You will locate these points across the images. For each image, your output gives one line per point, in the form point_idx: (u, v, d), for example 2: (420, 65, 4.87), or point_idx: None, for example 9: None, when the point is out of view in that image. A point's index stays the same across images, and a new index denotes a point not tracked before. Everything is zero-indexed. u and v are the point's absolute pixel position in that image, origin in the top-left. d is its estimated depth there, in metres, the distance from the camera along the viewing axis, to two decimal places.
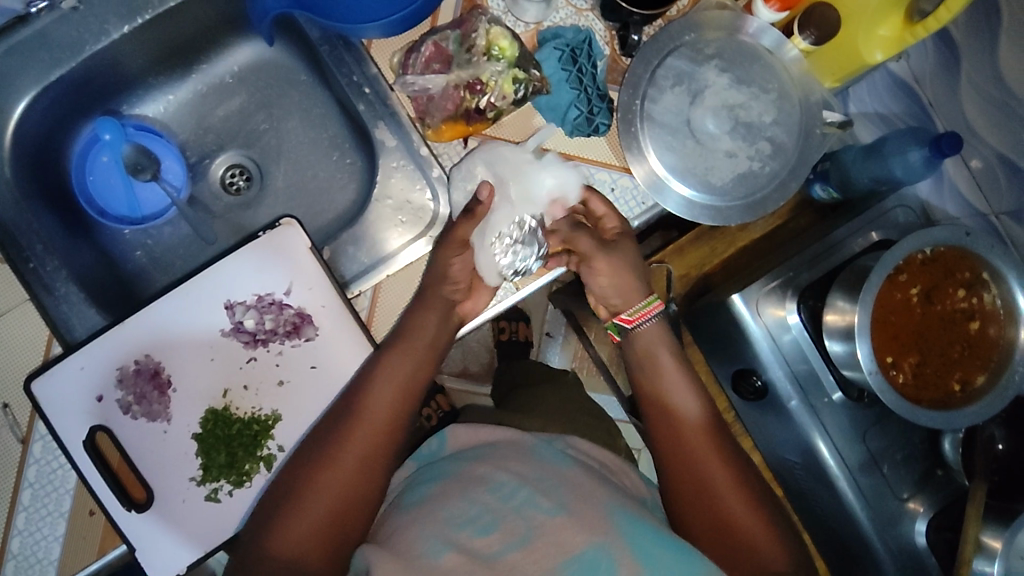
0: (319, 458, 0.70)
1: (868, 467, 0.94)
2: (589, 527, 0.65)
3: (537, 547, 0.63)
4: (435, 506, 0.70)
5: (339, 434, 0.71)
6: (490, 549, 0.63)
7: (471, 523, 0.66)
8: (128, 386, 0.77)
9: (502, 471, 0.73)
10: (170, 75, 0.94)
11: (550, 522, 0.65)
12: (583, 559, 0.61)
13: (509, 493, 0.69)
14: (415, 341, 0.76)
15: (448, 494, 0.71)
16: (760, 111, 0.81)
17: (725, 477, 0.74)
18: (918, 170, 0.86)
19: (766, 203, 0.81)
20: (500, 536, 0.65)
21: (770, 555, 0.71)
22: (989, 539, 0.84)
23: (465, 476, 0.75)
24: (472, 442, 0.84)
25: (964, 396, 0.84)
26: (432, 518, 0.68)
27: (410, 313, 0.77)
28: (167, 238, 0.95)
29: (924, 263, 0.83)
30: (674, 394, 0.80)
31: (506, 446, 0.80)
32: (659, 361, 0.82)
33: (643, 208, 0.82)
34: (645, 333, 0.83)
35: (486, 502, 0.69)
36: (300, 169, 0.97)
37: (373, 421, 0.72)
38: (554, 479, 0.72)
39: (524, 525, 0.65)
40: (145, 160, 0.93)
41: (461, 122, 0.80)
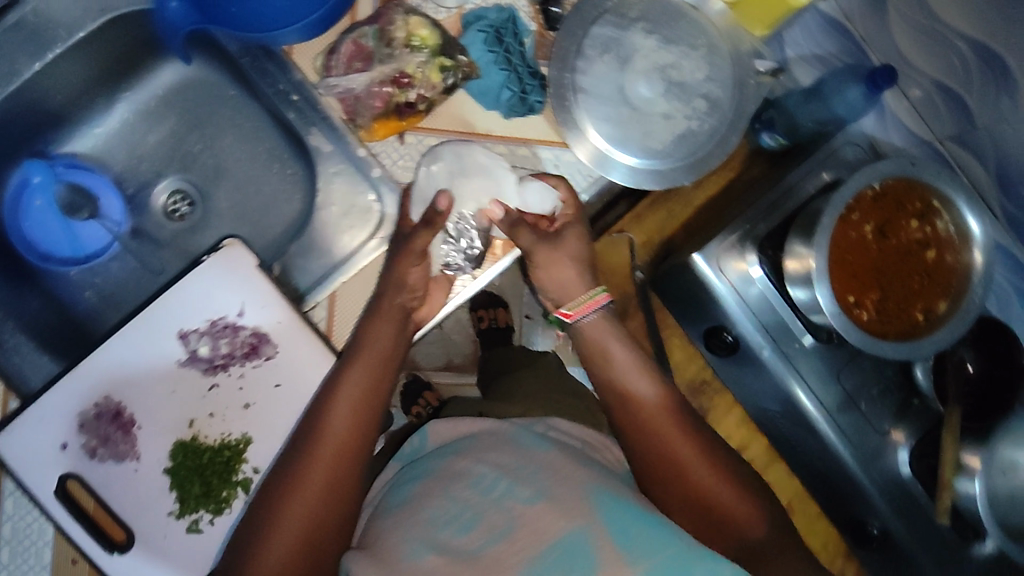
0: (291, 481, 0.69)
1: (846, 407, 0.95)
2: (566, 512, 0.63)
3: (518, 537, 0.62)
4: (417, 511, 0.70)
5: (308, 454, 0.70)
6: (472, 547, 0.63)
7: (452, 522, 0.67)
8: (90, 430, 0.75)
9: (483, 463, 0.73)
10: (94, 108, 0.91)
11: (530, 511, 0.64)
12: (564, 544, 0.60)
13: (490, 485, 0.69)
14: (373, 348, 0.74)
15: (429, 494, 0.72)
16: (691, 69, 0.80)
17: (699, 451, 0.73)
18: (859, 106, 0.88)
19: (708, 159, 0.80)
20: (482, 531, 0.65)
21: (750, 521, 0.70)
22: (968, 458, 0.90)
23: (445, 473, 0.75)
24: (454, 436, 0.85)
25: (929, 325, 0.84)
26: (416, 522, 0.68)
27: (364, 322, 0.76)
28: (116, 275, 0.93)
29: (874, 198, 0.83)
30: (631, 381, 0.77)
31: (486, 438, 0.80)
32: (611, 354, 0.78)
33: (590, 180, 0.81)
34: (593, 325, 0.80)
35: (468, 498, 0.69)
36: (242, 187, 0.95)
37: (343, 435, 0.71)
38: (533, 464, 0.72)
39: (505, 517, 0.65)
40: (81, 199, 0.90)
41: (393, 118, 0.79)
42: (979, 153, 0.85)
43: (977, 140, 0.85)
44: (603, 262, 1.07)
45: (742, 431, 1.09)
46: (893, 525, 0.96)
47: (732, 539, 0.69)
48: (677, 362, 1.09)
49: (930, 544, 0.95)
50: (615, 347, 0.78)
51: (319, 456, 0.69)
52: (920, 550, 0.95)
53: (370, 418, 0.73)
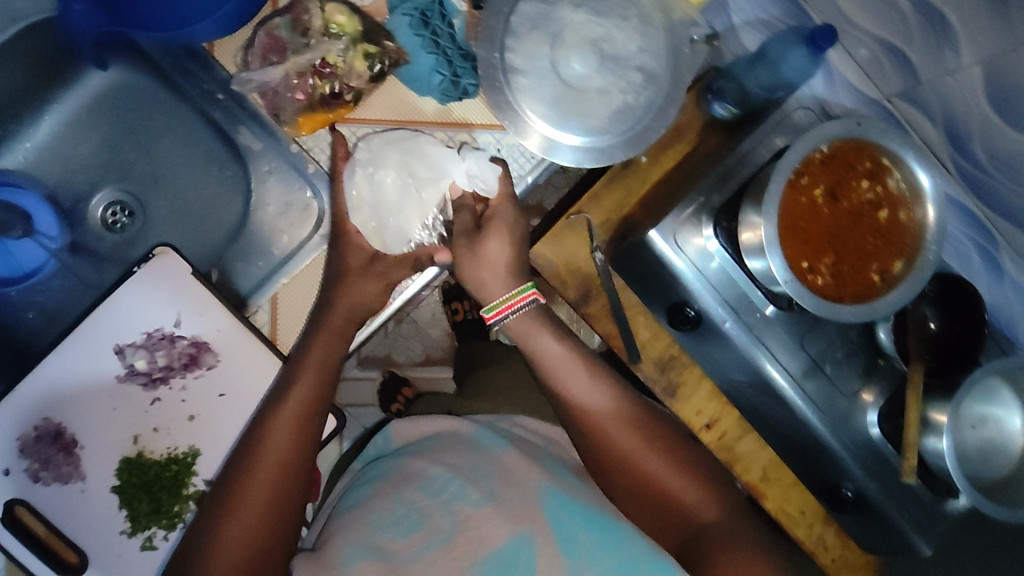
0: (234, 490, 0.65)
1: (812, 373, 0.94)
2: (514, 518, 0.69)
3: (459, 542, 0.68)
4: (365, 513, 0.75)
5: (240, 466, 0.66)
6: (408, 550, 0.68)
7: (396, 524, 0.72)
8: (31, 454, 0.72)
9: (436, 464, 0.78)
10: (19, 121, 0.88)
11: (476, 514, 0.70)
12: (504, 552, 0.66)
13: (441, 487, 0.75)
14: (318, 349, 0.72)
15: (380, 497, 0.77)
16: (624, 41, 0.77)
17: (644, 446, 0.77)
18: (805, 67, 0.89)
19: (647, 133, 0.76)
20: (421, 536, 0.70)
21: (699, 508, 0.74)
22: (936, 415, 0.88)
23: (401, 473, 0.79)
24: (412, 437, 0.90)
25: (885, 285, 0.83)
26: (361, 524, 0.73)
27: (307, 329, 0.74)
28: (57, 293, 0.89)
29: (823, 161, 0.82)
30: (571, 386, 0.80)
31: (443, 439, 0.85)
32: (543, 353, 0.81)
33: (534, 162, 0.81)
34: (523, 321, 0.81)
35: (415, 500, 0.74)
36: (180, 192, 0.91)
37: (286, 437, 0.67)
38: (487, 466, 0.78)
39: (450, 521, 0.70)
40: (14, 217, 0.88)
41: (320, 110, 0.76)
42: (924, 108, 0.84)
43: (922, 96, 0.83)
44: (561, 246, 1.03)
45: (712, 404, 1.07)
46: (866, 487, 0.96)
47: (676, 525, 0.74)
48: (643, 342, 1.05)
49: (904, 503, 0.96)
50: (546, 345, 0.81)
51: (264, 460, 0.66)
52: (895, 509, 0.96)
53: (307, 429, 0.69)
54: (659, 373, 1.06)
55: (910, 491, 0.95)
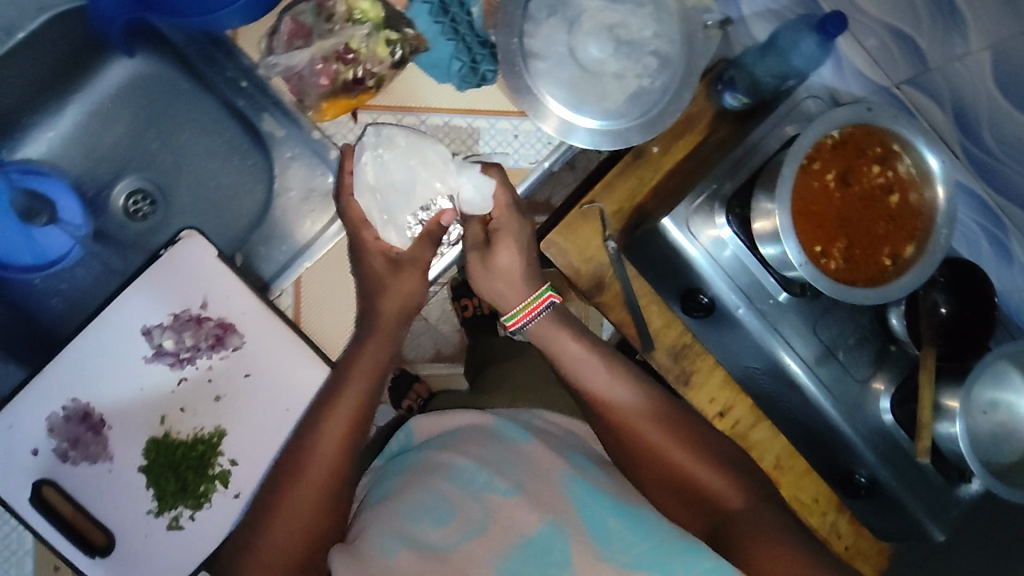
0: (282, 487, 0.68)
1: (825, 359, 0.96)
2: (542, 505, 0.69)
3: (493, 533, 0.67)
4: (394, 502, 0.72)
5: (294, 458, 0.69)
6: (445, 540, 0.66)
7: (428, 514, 0.69)
8: (61, 433, 0.74)
9: (463, 455, 0.76)
10: (44, 111, 0.89)
11: (506, 503, 0.69)
12: (536, 539, 0.66)
13: (470, 478, 0.73)
14: (373, 342, 0.74)
15: (408, 487, 0.74)
16: (639, 26, 0.78)
17: (669, 435, 0.77)
18: (817, 56, 0.89)
19: (664, 117, 0.78)
20: (456, 526, 0.67)
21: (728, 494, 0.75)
22: (948, 401, 0.90)
23: (427, 465, 0.77)
24: (435, 430, 0.86)
25: (896, 269, 0.84)
26: (392, 512, 0.70)
27: (359, 321, 0.77)
28: (82, 279, 0.91)
29: (834, 147, 0.83)
30: (593, 380, 0.80)
31: (467, 432, 0.82)
32: (563, 351, 0.80)
33: (550, 147, 0.82)
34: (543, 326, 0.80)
35: (446, 491, 0.71)
36: (203, 182, 0.93)
37: (343, 428, 0.70)
38: (513, 457, 0.76)
39: (481, 510, 0.69)
40: (38, 204, 0.88)
41: (342, 97, 0.78)
42: (932, 93, 0.86)
43: (930, 82, 0.85)
44: (574, 235, 1.04)
45: (725, 392, 1.07)
46: (880, 472, 0.97)
47: (703, 511, 0.75)
48: (656, 330, 1.06)
49: (919, 490, 0.97)
50: (567, 346, 0.80)
51: (324, 449, 0.69)
52: (908, 494, 0.97)
53: (353, 423, 0.72)
54: (672, 362, 1.06)
55: (922, 476, 0.97)
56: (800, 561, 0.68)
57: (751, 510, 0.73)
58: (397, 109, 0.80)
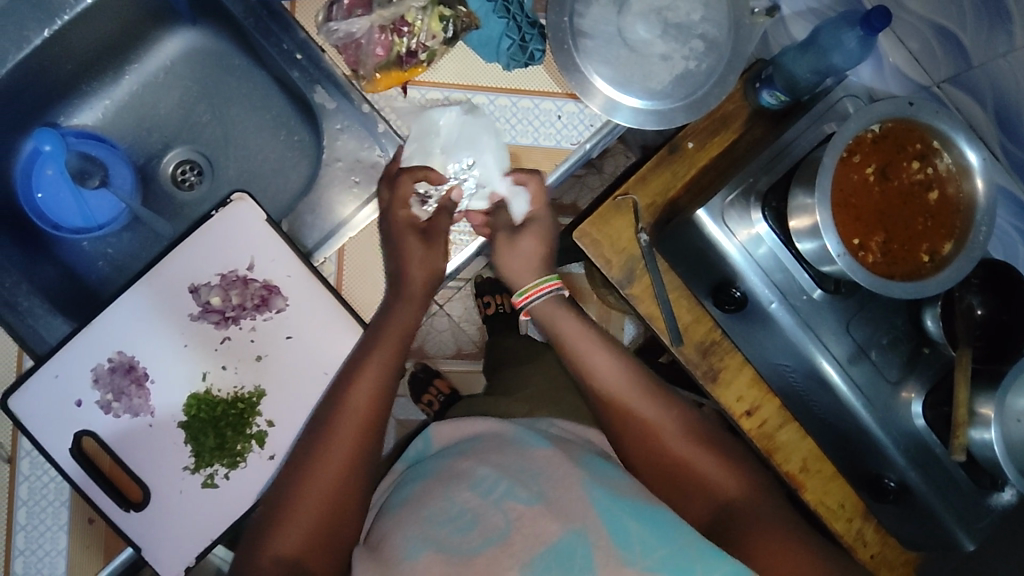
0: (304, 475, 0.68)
1: (856, 358, 0.95)
2: (563, 515, 0.66)
3: (514, 540, 0.64)
4: (417, 509, 0.70)
5: (321, 441, 0.69)
6: (468, 546, 0.64)
7: (451, 521, 0.67)
8: (105, 384, 0.76)
9: (484, 463, 0.73)
10: (103, 79, 0.92)
11: (528, 512, 0.66)
12: (558, 548, 0.63)
13: (490, 487, 0.70)
14: (390, 334, 0.74)
15: (430, 494, 0.72)
16: (688, 10, 0.81)
17: (671, 427, 0.77)
18: (857, 54, 0.86)
19: (708, 99, 0.81)
20: (479, 533, 0.66)
21: (724, 483, 0.74)
22: (982, 407, 0.89)
23: (447, 473, 0.75)
24: (456, 438, 0.84)
25: (934, 266, 0.84)
26: (415, 518, 0.69)
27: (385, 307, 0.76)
28: (127, 245, 0.94)
29: (874, 142, 0.84)
30: (591, 359, 0.78)
31: (489, 440, 0.79)
32: (565, 333, 0.79)
33: (593, 130, 0.83)
34: (546, 309, 0.80)
35: (467, 500, 0.69)
36: (249, 155, 0.95)
37: (365, 418, 0.70)
38: (534, 466, 0.73)
39: (504, 519, 0.66)
40: (91, 166, 0.90)
41: (396, 69, 0.79)
42: (974, 93, 0.87)
43: (973, 81, 0.86)
44: (607, 227, 1.04)
45: (754, 391, 1.07)
46: (909, 475, 0.97)
47: (705, 504, 0.74)
48: (686, 325, 1.06)
49: (949, 496, 0.96)
50: (570, 328, 0.79)
51: (337, 441, 0.69)
52: (938, 499, 0.96)
53: (382, 408, 0.72)
54: (700, 358, 1.06)
55: (953, 481, 0.96)
56: (802, 552, 0.68)
57: (754, 505, 0.73)
58: (442, 89, 0.82)
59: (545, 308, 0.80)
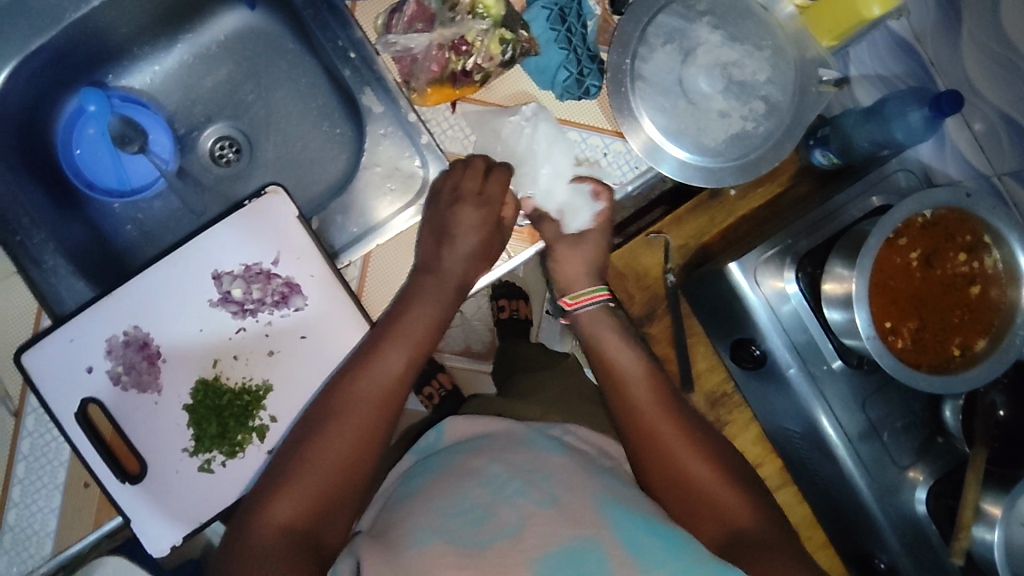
0: (304, 450, 0.69)
1: (868, 436, 0.92)
2: (576, 521, 0.61)
3: (527, 535, 0.59)
4: (427, 499, 0.68)
5: (329, 418, 0.70)
6: (480, 537, 0.59)
7: (460, 514, 0.63)
8: (117, 356, 0.77)
9: (496, 462, 0.70)
10: (155, 44, 0.92)
11: (540, 513, 0.61)
12: (572, 552, 0.57)
13: (501, 485, 0.66)
14: (410, 331, 0.75)
15: (438, 486, 0.69)
16: (754, 69, 0.79)
17: (690, 448, 0.74)
18: (919, 132, 0.83)
19: (761, 163, 0.79)
20: (490, 526, 0.61)
21: (738, 514, 0.71)
22: (989, 505, 0.84)
23: (459, 469, 0.71)
24: (469, 435, 0.80)
25: (964, 361, 0.82)
26: (426, 509, 0.66)
27: (398, 307, 0.77)
28: (158, 213, 0.94)
29: (924, 226, 0.81)
30: (624, 370, 0.80)
31: (499, 440, 0.76)
32: (605, 344, 0.83)
33: (637, 172, 0.81)
34: (592, 318, 0.84)
35: (477, 495, 0.65)
36: (289, 140, 0.95)
37: (370, 410, 0.71)
38: (546, 470, 0.69)
39: (516, 515, 0.61)
40: (131, 132, 0.91)
41: (448, 85, 0.78)
42: None
43: None
44: (635, 263, 1.03)
45: (757, 449, 1.07)
46: (900, 561, 0.93)
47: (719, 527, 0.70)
48: (700, 372, 1.06)
49: None
50: (611, 341, 0.82)
51: (344, 425, 0.70)
52: None
53: (398, 395, 0.73)
54: (708, 408, 1.07)
55: None
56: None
57: (766, 533, 0.69)
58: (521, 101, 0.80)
59: (592, 316, 0.84)
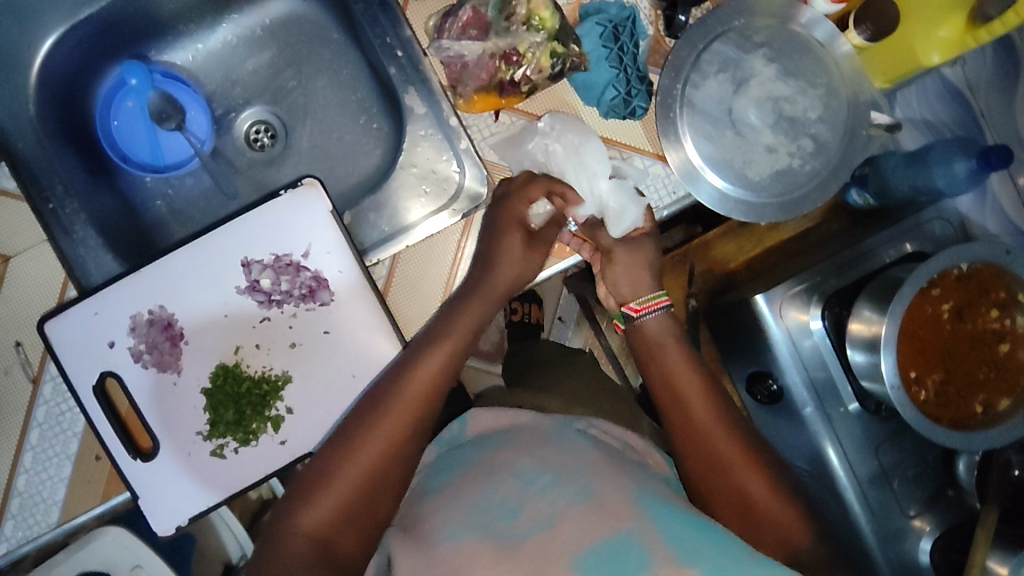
0: (340, 457, 0.68)
1: (878, 481, 0.92)
2: (612, 516, 0.59)
3: (563, 529, 0.58)
4: (456, 497, 0.65)
5: (367, 425, 0.69)
6: (515, 532, 0.58)
7: (494, 509, 0.62)
8: (141, 334, 0.77)
9: (526, 457, 0.67)
10: (201, 23, 0.92)
11: (575, 508, 0.60)
12: (612, 549, 0.55)
13: (531, 479, 0.64)
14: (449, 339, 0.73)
15: (468, 482, 0.67)
16: (806, 106, 0.79)
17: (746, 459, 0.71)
18: (961, 182, 0.82)
19: (803, 202, 0.79)
20: (525, 518, 0.60)
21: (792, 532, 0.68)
22: (995, 564, 0.80)
23: (486, 463, 0.68)
24: (494, 427, 0.76)
25: (986, 419, 0.81)
26: (457, 505, 0.64)
27: (443, 314, 0.75)
28: (189, 189, 0.93)
29: (958, 279, 0.80)
30: (674, 376, 0.76)
31: (525, 434, 0.73)
32: (661, 352, 0.77)
33: (673, 198, 0.80)
34: (649, 325, 0.79)
35: (508, 489, 0.63)
36: (325, 131, 0.94)
37: (409, 419, 0.70)
38: (577, 463, 0.66)
39: (549, 509, 0.60)
40: (170, 109, 0.90)
41: (494, 94, 0.78)
42: None
43: None
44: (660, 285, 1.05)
45: None
46: None
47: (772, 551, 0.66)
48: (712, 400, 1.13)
49: None
50: (669, 347, 0.78)
51: (383, 432, 0.68)
52: None
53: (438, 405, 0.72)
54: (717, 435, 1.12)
55: None
56: None
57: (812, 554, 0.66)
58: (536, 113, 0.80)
59: (655, 327, 0.78)
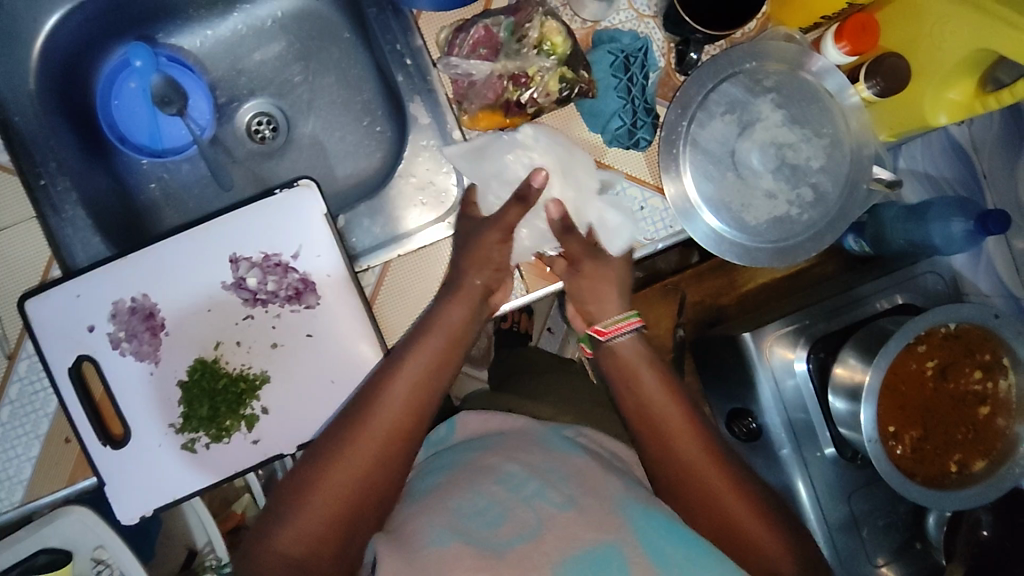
0: (313, 474, 0.66)
1: (848, 529, 0.92)
2: (596, 525, 0.59)
3: (546, 539, 0.58)
4: (442, 499, 0.64)
5: (340, 440, 0.67)
6: (498, 541, 0.58)
7: (478, 515, 0.61)
8: (121, 321, 0.76)
9: (513, 462, 0.67)
10: (212, 10, 0.91)
11: (560, 516, 0.60)
12: (593, 557, 0.57)
13: (519, 483, 0.64)
14: (430, 345, 0.72)
15: (453, 487, 0.65)
16: (809, 154, 0.80)
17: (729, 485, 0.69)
18: (958, 242, 0.82)
19: (798, 250, 0.79)
20: (509, 528, 0.59)
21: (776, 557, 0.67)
22: None
23: (473, 466, 0.68)
24: (482, 431, 0.76)
25: (959, 479, 0.81)
26: (441, 509, 0.62)
27: (422, 326, 0.74)
28: (184, 176, 0.92)
29: (945, 338, 0.81)
30: (654, 402, 0.73)
31: (512, 439, 0.73)
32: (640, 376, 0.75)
33: (669, 232, 0.79)
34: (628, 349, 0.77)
35: (494, 493, 0.63)
36: (328, 129, 0.93)
37: (382, 433, 0.68)
38: (563, 468, 0.67)
39: (534, 516, 0.60)
40: (173, 94, 0.88)
41: (499, 113, 0.78)
42: None
43: None
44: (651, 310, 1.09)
45: None
46: None
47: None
48: None
49: None
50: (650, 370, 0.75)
51: (355, 448, 0.67)
52: None
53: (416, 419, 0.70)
54: None
55: None
56: None
57: None
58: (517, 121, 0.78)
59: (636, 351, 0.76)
